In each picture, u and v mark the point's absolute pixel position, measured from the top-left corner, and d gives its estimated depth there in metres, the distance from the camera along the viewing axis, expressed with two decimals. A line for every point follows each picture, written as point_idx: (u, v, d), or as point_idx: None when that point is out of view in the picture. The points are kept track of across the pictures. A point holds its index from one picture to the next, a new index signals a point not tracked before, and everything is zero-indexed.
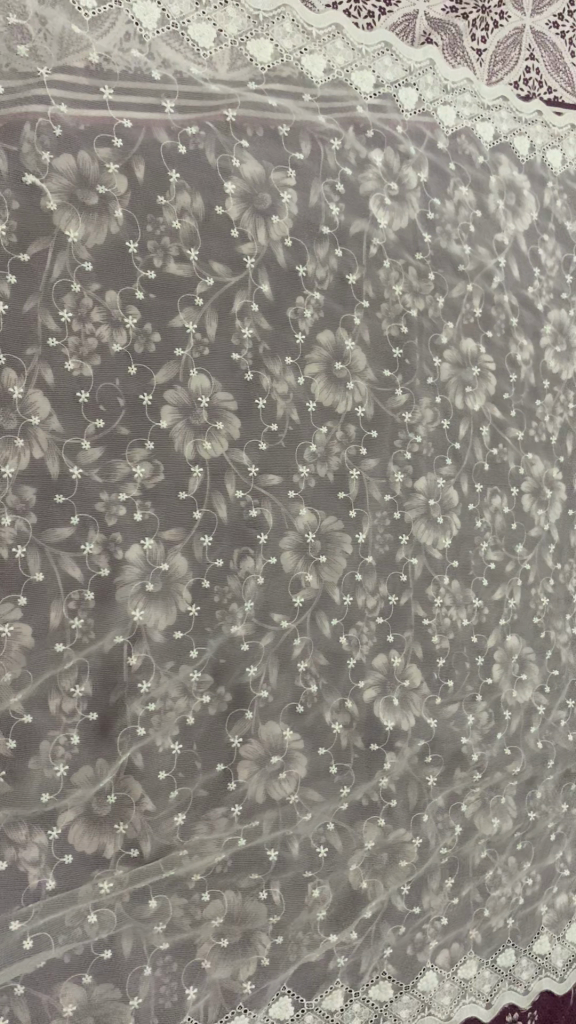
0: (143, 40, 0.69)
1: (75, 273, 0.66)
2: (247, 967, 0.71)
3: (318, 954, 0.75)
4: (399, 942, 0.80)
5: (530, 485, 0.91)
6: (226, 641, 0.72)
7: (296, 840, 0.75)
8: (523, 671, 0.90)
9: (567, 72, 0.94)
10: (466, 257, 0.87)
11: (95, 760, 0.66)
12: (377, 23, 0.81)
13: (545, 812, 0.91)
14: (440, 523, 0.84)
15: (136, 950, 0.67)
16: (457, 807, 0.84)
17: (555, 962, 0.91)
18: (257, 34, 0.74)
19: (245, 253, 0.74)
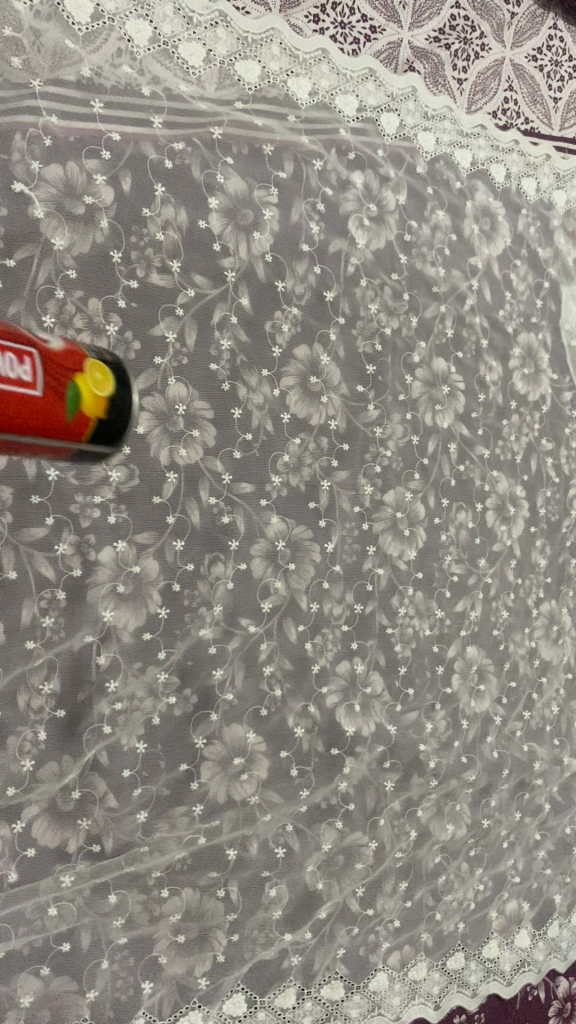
0: (134, 56, 0.71)
1: (59, 280, 0.68)
2: (203, 963, 0.73)
3: (273, 952, 0.77)
4: (351, 942, 0.82)
5: (494, 502, 0.94)
6: (194, 644, 0.74)
7: (255, 840, 0.76)
8: (481, 683, 0.92)
9: (544, 104, 0.98)
10: (440, 279, 0.90)
11: (61, 757, 0.68)
12: (362, 50, 0.84)
13: (498, 820, 0.93)
14: (406, 536, 0.87)
15: (94, 944, 0.68)
16: (413, 812, 0.86)
17: (503, 967, 0.92)
18: (245, 55, 0.76)
19: (225, 267, 0.76)
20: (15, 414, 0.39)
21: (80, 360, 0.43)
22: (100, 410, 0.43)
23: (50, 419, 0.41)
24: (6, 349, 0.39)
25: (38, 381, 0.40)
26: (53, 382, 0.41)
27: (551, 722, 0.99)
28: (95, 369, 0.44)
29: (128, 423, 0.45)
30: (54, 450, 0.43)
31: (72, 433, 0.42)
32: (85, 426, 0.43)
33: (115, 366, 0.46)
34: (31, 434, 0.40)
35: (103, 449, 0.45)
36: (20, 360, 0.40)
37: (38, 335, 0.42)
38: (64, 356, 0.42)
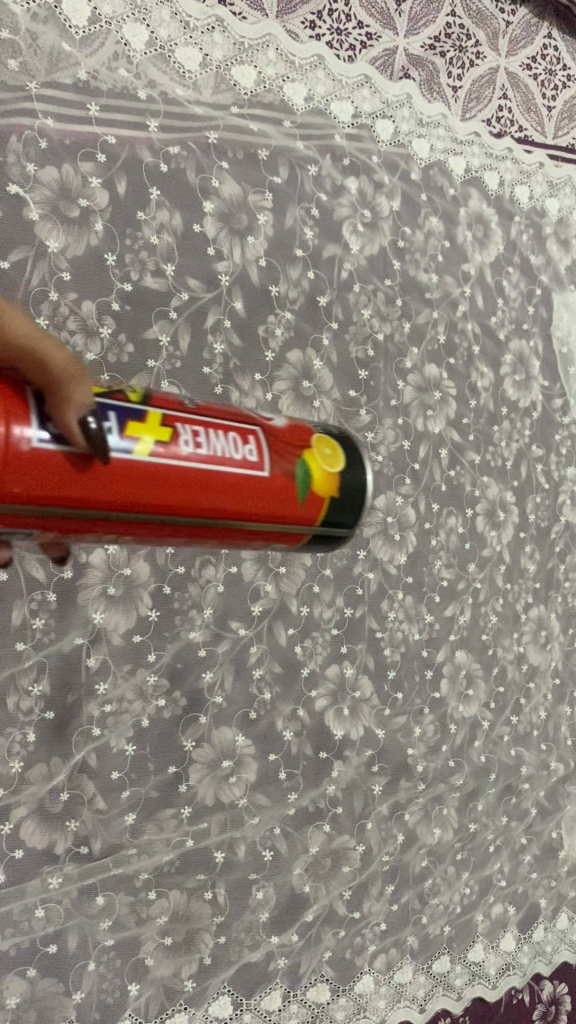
0: (130, 60, 0.71)
1: (53, 282, 0.68)
2: (190, 966, 0.73)
3: (259, 955, 0.77)
4: (338, 945, 0.82)
5: (484, 507, 0.94)
6: (184, 647, 0.74)
7: (243, 842, 0.77)
8: (470, 687, 0.93)
9: (537, 112, 0.99)
10: (432, 285, 0.90)
11: (50, 758, 0.68)
12: (358, 56, 0.84)
13: (485, 824, 0.94)
14: (397, 540, 0.87)
15: (81, 945, 0.68)
16: (400, 816, 0.87)
17: (488, 970, 0.92)
18: (241, 60, 0.77)
19: (220, 271, 0.76)
20: (245, 491, 0.47)
21: (312, 444, 0.51)
22: (332, 489, 0.51)
23: (284, 500, 0.49)
24: (233, 434, 0.47)
25: (262, 461, 0.48)
26: (278, 461, 0.49)
27: (538, 726, 1.00)
28: (332, 452, 0.51)
29: (360, 499, 0.52)
30: (294, 526, 0.50)
31: (310, 510, 0.50)
32: (320, 504, 0.50)
33: (345, 443, 0.53)
34: (266, 510, 0.48)
35: (339, 522, 0.52)
36: (253, 446, 0.48)
37: (269, 420, 0.50)
38: (294, 440, 0.50)
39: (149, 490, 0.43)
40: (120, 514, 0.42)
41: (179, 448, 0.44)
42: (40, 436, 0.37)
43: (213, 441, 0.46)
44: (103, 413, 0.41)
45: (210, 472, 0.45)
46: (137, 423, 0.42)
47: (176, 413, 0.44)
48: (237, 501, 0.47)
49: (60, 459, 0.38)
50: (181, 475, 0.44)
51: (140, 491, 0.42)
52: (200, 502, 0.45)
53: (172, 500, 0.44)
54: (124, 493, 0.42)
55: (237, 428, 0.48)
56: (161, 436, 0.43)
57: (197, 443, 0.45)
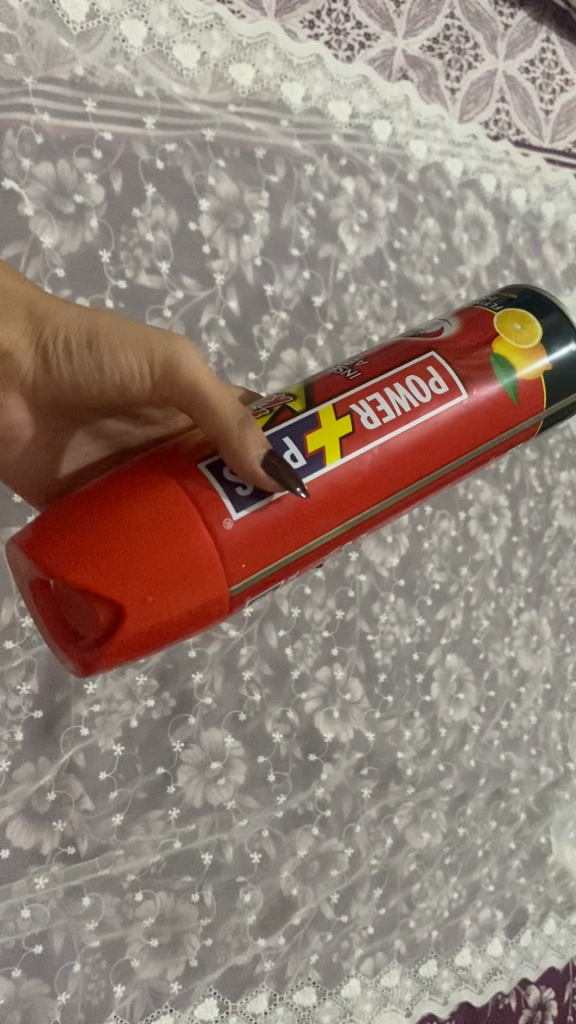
0: (128, 56, 0.71)
1: (47, 278, 0.67)
2: (175, 967, 0.72)
3: (246, 957, 0.75)
4: (325, 949, 0.81)
5: (477, 511, 0.94)
6: (174, 647, 0.75)
7: (230, 844, 0.76)
8: (460, 691, 0.92)
9: (535, 116, 0.99)
10: (428, 287, 0.90)
11: (37, 758, 0.68)
12: (356, 56, 0.84)
13: (474, 829, 0.93)
14: (389, 542, 0.87)
15: (67, 946, 0.67)
16: (389, 819, 0.86)
17: (475, 975, 0.91)
18: (240, 58, 0.76)
19: (214, 269, 0.76)
20: (456, 424, 0.57)
21: (498, 328, 0.59)
22: (539, 369, 0.59)
23: (498, 393, 0.58)
24: (411, 380, 0.56)
25: (452, 385, 0.56)
26: (463, 375, 0.57)
27: (529, 731, 0.99)
28: (514, 324, 0.59)
29: (570, 361, 0.60)
30: (526, 413, 0.60)
31: (530, 398, 0.60)
32: (536, 386, 0.60)
33: (534, 305, 0.60)
34: (484, 415, 0.58)
35: (568, 390, 0.61)
36: (437, 382, 0.56)
37: (443, 336, 0.59)
38: (480, 340, 0.59)
39: (359, 480, 0.53)
40: (355, 507, 0.53)
41: (363, 426, 0.53)
42: (232, 511, 0.49)
43: (401, 402, 0.55)
44: (282, 447, 0.51)
45: (409, 435, 0.55)
46: (313, 432, 0.52)
47: (345, 403, 0.53)
48: (448, 440, 0.57)
49: (260, 517, 0.49)
50: (384, 452, 0.54)
51: (351, 482, 0.52)
52: (415, 461, 0.55)
53: (384, 475, 0.54)
54: (341, 493, 0.52)
55: (418, 376, 0.56)
56: (343, 431, 0.53)
57: (379, 415, 0.54)
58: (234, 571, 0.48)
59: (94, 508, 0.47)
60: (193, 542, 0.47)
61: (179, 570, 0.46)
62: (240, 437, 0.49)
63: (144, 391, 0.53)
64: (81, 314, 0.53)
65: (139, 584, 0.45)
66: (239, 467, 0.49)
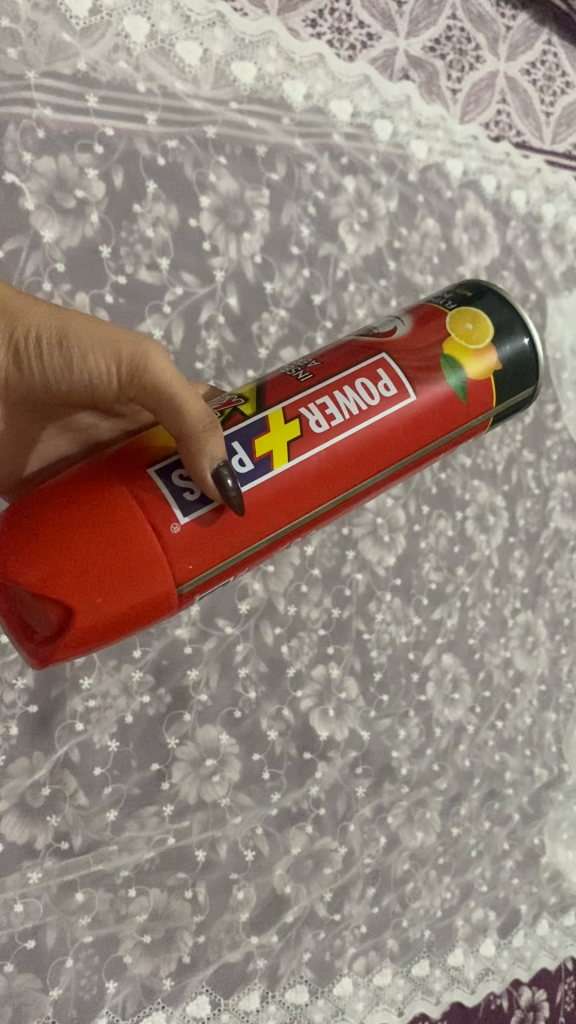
0: (130, 52, 0.71)
1: (47, 273, 0.67)
2: (168, 964, 0.72)
3: (239, 955, 0.75)
4: (318, 947, 0.81)
5: (474, 511, 0.94)
6: (170, 643, 0.75)
7: (224, 842, 0.76)
8: (455, 691, 0.92)
9: (536, 118, 0.99)
10: (428, 287, 0.90)
11: (32, 752, 0.68)
12: (358, 55, 0.84)
13: (467, 829, 0.93)
14: (386, 541, 0.87)
15: (59, 941, 0.67)
16: (383, 818, 0.86)
17: (468, 975, 0.91)
18: (242, 55, 0.76)
19: (214, 266, 0.76)
20: (402, 424, 0.60)
21: (451, 328, 0.62)
22: (489, 365, 0.62)
23: (448, 393, 0.61)
24: (360, 382, 0.58)
25: (401, 385, 0.59)
26: (413, 375, 0.60)
27: (523, 732, 0.99)
28: (467, 323, 0.62)
29: (519, 357, 0.64)
30: (476, 410, 0.63)
31: (480, 396, 0.63)
32: (487, 383, 0.63)
33: (482, 306, 0.63)
34: (433, 415, 0.61)
35: (517, 386, 0.65)
36: (386, 382, 0.59)
37: (394, 336, 0.62)
38: (433, 340, 0.62)
39: (305, 480, 0.56)
40: (304, 505, 0.57)
41: (312, 429, 0.56)
42: (180, 513, 0.51)
43: (348, 404, 0.58)
44: (231, 451, 0.54)
45: (355, 437, 0.57)
46: (261, 436, 0.55)
47: (294, 406, 0.56)
48: (395, 439, 0.60)
49: (213, 520, 0.52)
50: (331, 453, 0.57)
51: (296, 483, 0.55)
52: (361, 460, 0.58)
53: (329, 475, 0.57)
54: (287, 494, 0.55)
55: (369, 376, 0.59)
56: (291, 433, 0.56)
57: (328, 417, 0.57)
58: (182, 572, 0.52)
59: (50, 513, 0.49)
60: (143, 547, 0.49)
61: (131, 567, 0.49)
62: (199, 445, 0.51)
63: (110, 390, 0.54)
64: (50, 312, 0.53)
65: (91, 585, 0.48)
66: (194, 473, 0.52)
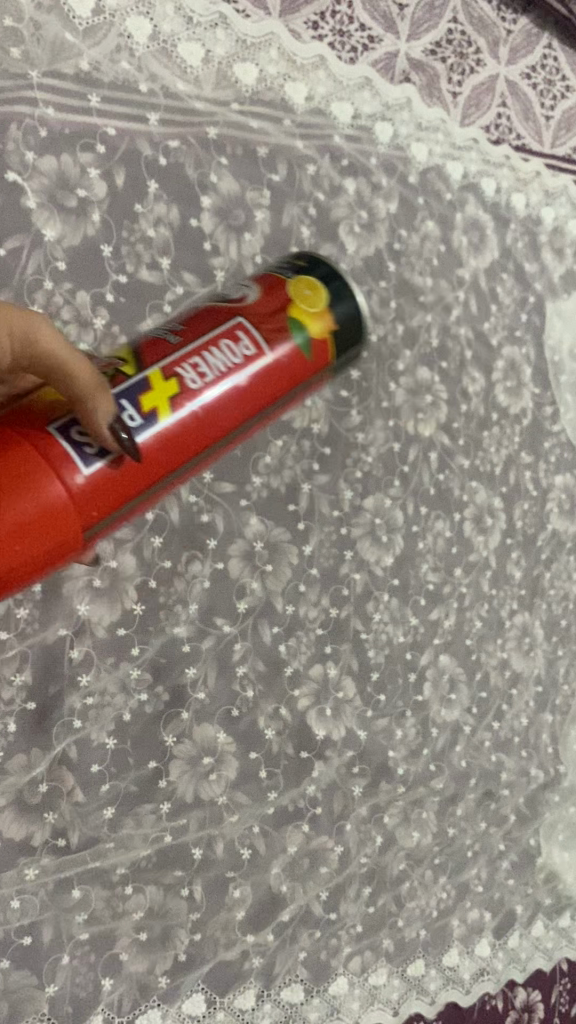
0: (132, 52, 0.71)
1: (48, 271, 0.68)
2: (163, 962, 0.72)
3: (234, 954, 0.76)
4: (313, 946, 0.81)
5: (472, 512, 0.94)
6: (168, 642, 0.74)
7: (221, 840, 0.76)
8: (452, 691, 0.93)
9: (536, 121, 0.99)
10: (427, 289, 0.91)
11: (29, 749, 0.67)
12: (359, 58, 0.84)
13: (463, 829, 0.93)
14: (384, 542, 0.87)
15: (55, 938, 0.67)
16: (379, 818, 0.86)
17: (463, 975, 0.92)
18: (243, 57, 0.77)
19: (215, 267, 0.76)
20: (268, 381, 0.55)
21: (291, 291, 0.57)
22: (329, 328, 0.58)
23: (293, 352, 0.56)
24: (225, 340, 0.54)
25: (261, 345, 0.55)
26: (279, 336, 0.55)
27: (519, 733, 0.99)
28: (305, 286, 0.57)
29: (358, 322, 0.59)
30: (315, 376, 0.59)
31: (320, 358, 0.58)
32: (327, 345, 0.58)
33: (323, 270, 0.59)
34: (288, 376, 0.57)
35: (347, 349, 0.60)
36: (246, 343, 0.54)
37: (247, 297, 0.56)
38: (270, 304, 0.56)
39: (182, 436, 0.52)
40: (181, 461, 0.53)
41: (188, 387, 0.51)
42: (82, 466, 0.47)
43: (217, 360, 0.53)
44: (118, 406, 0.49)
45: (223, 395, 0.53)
46: (142, 393, 0.50)
47: (174, 362, 0.52)
48: (259, 395, 0.56)
49: (107, 475, 0.48)
50: (210, 406, 0.53)
51: (177, 435, 0.51)
52: (230, 415, 0.54)
53: (209, 425, 0.53)
54: (172, 445, 0.51)
55: (223, 337, 0.54)
56: (169, 390, 0.51)
57: (200, 374, 0.52)
58: (84, 521, 0.48)
59: None
60: (54, 498, 0.46)
61: (44, 519, 0.45)
62: (94, 399, 0.46)
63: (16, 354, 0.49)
64: None
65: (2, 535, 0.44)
66: (90, 426, 0.46)
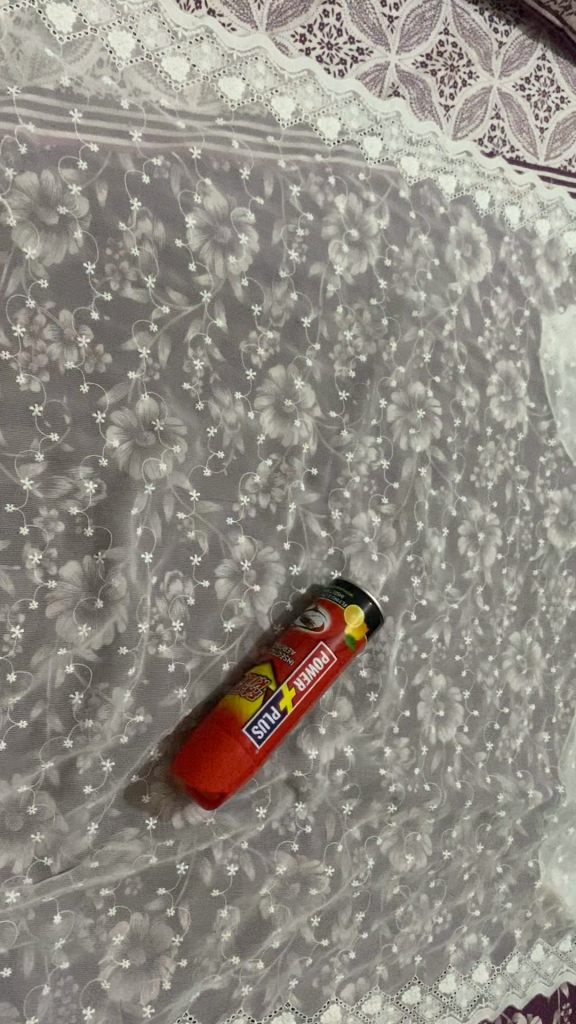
0: (115, 67, 0.71)
1: (30, 290, 0.67)
2: (149, 991, 0.70)
3: (222, 981, 0.74)
4: (304, 973, 0.79)
5: (466, 529, 0.93)
6: (154, 662, 0.73)
7: (209, 864, 0.75)
8: (447, 711, 0.91)
9: (530, 133, 0.99)
10: (420, 304, 0.89)
11: (12, 775, 0.66)
12: (348, 72, 0.84)
13: (459, 852, 0.91)
14: (376, 559, 0.86)
15: (37, 968, 0.66)
16: (372, 841, 0.85)
17: (460, 1002, 0.90)
18: (229, 72, 0.76)
19: (201, 285, 0.75)
20: (329, 679, 0.76)
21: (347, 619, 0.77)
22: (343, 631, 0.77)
23: (339, 652, 0.76)
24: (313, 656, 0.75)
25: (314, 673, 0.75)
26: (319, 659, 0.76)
27: (517, 753, 0.98)
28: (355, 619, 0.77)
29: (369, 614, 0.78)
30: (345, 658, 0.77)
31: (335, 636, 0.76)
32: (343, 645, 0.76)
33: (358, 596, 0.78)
34: (334, 673, 0.76)
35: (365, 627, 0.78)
36: (326, 657, 0.75)
37: (321, 623, 0.76)
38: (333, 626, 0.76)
39: (244, 771, 0.71)
40: None
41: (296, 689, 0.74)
42: None
43: (312, 671, 0.74)
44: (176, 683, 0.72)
45: (281, 728, 0.73)
46: (279, 705, 0.72)
47: (292, 674, 0.73)
48: (314, 693, 0.75)
49: None
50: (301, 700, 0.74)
51: (246, 772, 0.71)
52: (297, 713, 0.74)
53: (259, 756, 0.72)
54: (234, 768, 0.70)
55: (314, 650, 0.75)
56: (286, 699, 0.73)
57: (304, 680, 0.74)
58: None
59: None
60: None
61: None
62: None
63: None
64: None
65: None
66: None
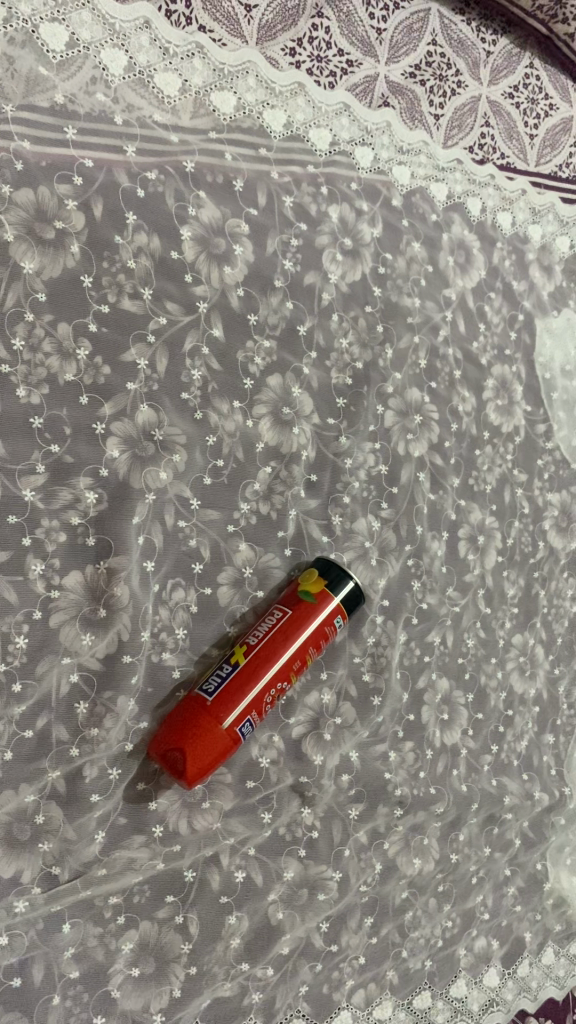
0: (108, 84, 0.72)
1: (28, 304, 0.68)
2: (159, 1000, 0.70)
3: (232, 988, 0.74)
4: (315, 979, 0.78)
5: (466, 532, 0.94)
6: (157, 669, 0.73)
7: (217, 870, 0.75)
8: (451, 715, 0.91)
9: (520, 140, 1.00)
10: (415, 310, 0.90)
11: (18, 784, 0.66)
12: (338, 84, 0.85)
13: (467, 855, 0.91)
14: (376, 564, 0.86)
15: (47, 977, 0.66)
16: (379, 844, 0.85)
17: (471, 1006, 0.89)
18: (221, 86, 0.77)
19: (198, 296, 0.76)
20: (289, 632, 0.74)
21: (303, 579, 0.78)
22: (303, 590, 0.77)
23: (295, 607, 0.76)
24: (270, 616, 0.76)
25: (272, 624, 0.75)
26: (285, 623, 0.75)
27: (522, 755, 0.98)
28: (314, 574, 0.78)
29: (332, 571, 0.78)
30: (309, 613, 0.75)
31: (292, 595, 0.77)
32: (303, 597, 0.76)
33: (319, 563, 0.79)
34: (296, 628, 0.75)
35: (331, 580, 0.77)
36: (279, 612, 0.76)
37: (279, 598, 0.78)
38: (289, 593, 0.78)
39: (198, 715, 0.69)
40: None
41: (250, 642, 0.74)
42: None
43: (263, 626, 0.75)
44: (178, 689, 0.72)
45: (241, 683, 0.71)
46: (228, 660, 0.73)
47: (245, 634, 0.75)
48: (275, 645, 0.74)
49: None
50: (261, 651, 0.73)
51: (202, 717, 0.69)
52: (261, 668, 0.72)
53: (223, 711, 0.70)
54: (188, 723, 0.69)
55: (267, 613, 0.76)
56: (236, 653, 0.73)
57: (257, 635, 0.74)
58: None
59: None
60: None
61: None
62: None
63: None
64: None
65: None
66: None
